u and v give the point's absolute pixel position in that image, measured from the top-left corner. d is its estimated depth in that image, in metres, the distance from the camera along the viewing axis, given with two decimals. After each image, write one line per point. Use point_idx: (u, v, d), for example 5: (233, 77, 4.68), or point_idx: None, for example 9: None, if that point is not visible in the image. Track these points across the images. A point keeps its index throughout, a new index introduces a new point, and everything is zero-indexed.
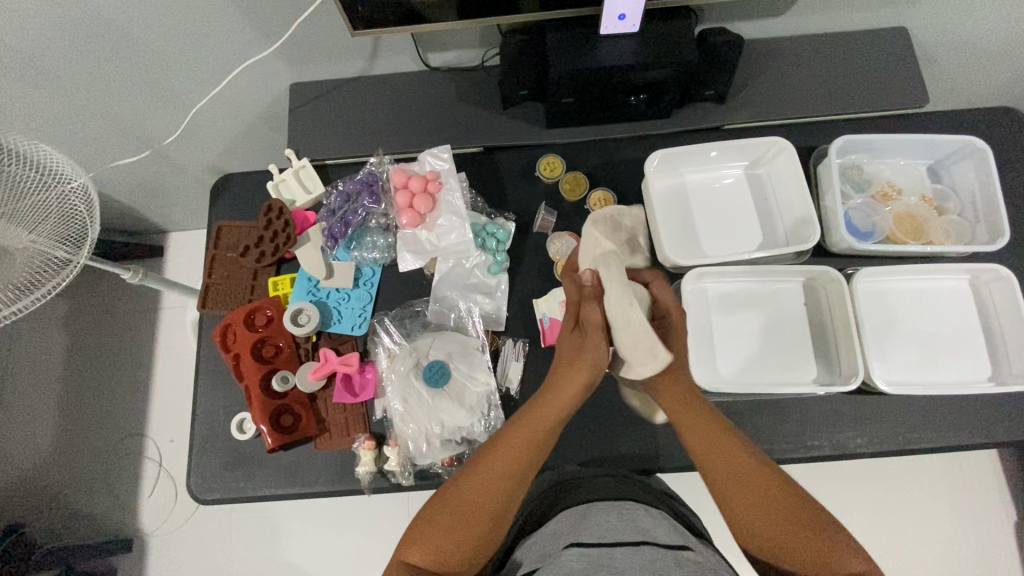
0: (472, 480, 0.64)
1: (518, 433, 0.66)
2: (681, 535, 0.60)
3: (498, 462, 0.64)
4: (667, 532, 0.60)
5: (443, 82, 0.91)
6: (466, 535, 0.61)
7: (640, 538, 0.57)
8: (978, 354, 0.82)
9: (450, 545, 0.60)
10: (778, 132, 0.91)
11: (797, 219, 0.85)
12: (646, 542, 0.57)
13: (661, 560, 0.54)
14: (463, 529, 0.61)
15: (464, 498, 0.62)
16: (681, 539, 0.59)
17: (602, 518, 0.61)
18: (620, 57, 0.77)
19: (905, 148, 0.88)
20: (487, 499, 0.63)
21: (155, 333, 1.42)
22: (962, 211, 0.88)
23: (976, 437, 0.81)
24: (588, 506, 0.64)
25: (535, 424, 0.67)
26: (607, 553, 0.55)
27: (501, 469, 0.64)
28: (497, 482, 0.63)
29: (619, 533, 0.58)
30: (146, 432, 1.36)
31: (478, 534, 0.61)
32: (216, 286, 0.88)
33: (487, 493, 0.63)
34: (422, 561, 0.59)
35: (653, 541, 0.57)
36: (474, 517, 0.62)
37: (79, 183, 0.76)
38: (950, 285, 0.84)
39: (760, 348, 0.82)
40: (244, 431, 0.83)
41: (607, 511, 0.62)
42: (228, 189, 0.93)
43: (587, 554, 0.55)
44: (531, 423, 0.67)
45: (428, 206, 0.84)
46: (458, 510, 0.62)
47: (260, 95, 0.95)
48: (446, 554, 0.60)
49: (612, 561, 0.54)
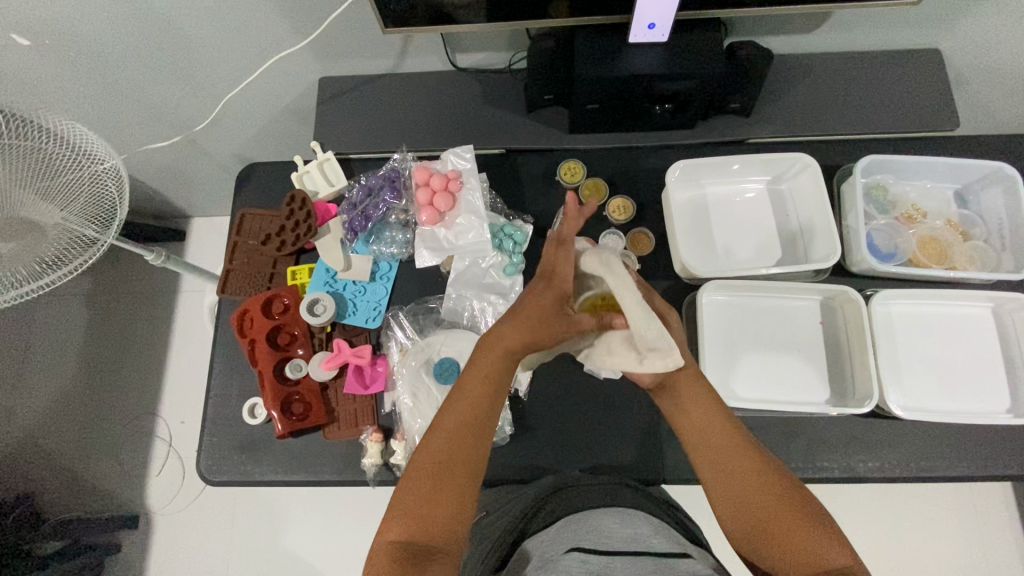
0: (435, 440, 0.59)
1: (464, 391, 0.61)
2: (683, 545, 0.60)
3: (453, 417, 0.60)
4: (668, 541, 0.59)
5: (470, 84, 0.92)
6: (445, 497, 0.57)
7: (640, 547, 0.57)
8: (999, 385, 0.80)
9: (431, 511, 0.56)
10: (804, 148, 0.91)
11: (819, 238, 0.84)
12: (646, 552, 0.56)
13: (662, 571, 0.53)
14: (440, 491, 0.57)
15: (433, 460, 0.58)
16: (682, 548, 0.59)
17: (600, 526, 0.61)
18: (645, 66, 0.77)
19: (932, 172, 0.87)
20: (458, 451, 0.58)
21: (174, 315, 1.45)
22: (987, 238, 0.86)
23: (991, 469, 0.79)
24: (587, 513, 0.63)
25: (482, 374, 0.61)
26: (608, 563, 0.55)
27: (458, 424, 0.59)
28: (458, 434, 0.59)
29: (619, 543, 0.58)
30: (159, 412, 1.39)
31: (458, 488, 0.57)
32: (237, 272, 0.89)
33: (453, 450, 0.58)
34: (408, 536, 0.55)
35: (653, 550, 0.56)
36: (447, 474, 0.58)
37: (111, 164, 0.77)
38: (973, 312, 0.83)
39: (774, 364, 0.81)
40: (255, 416, 0.84)
41: (606, 518, 0.62)
42: (253, 177, 0.95)
43: (587, 561, 0.55)
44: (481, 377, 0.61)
45: (448, 204, 0.85)
46: (429, 472, 0.57)
47: (289, 87, 0.97)
48: (432, 519, 0.56)
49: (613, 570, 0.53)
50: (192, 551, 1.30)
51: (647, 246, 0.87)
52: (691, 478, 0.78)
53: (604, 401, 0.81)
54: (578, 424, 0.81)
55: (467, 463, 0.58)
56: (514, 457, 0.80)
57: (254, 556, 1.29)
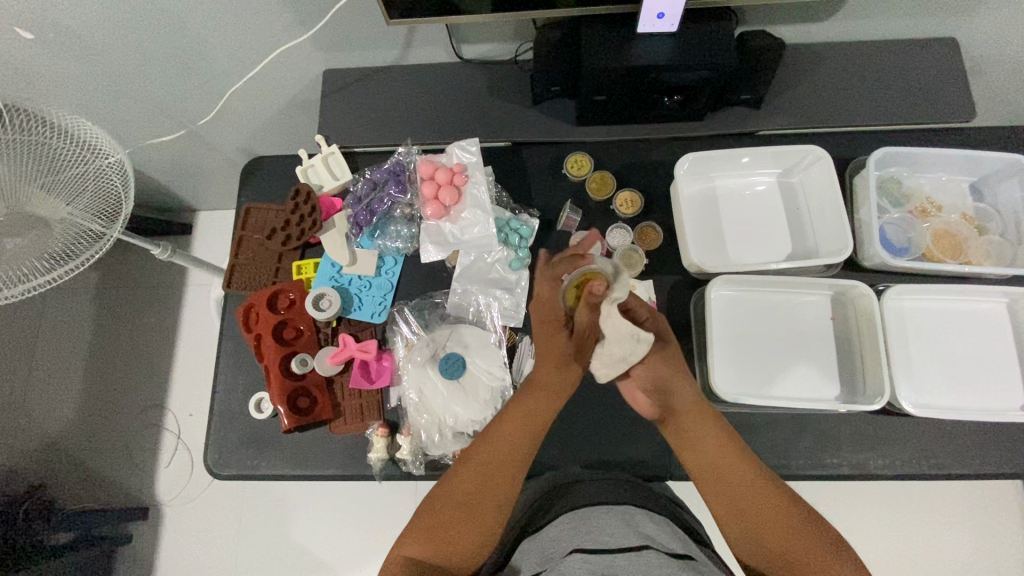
0: (468, 473, 0.64)
1: (503, 427, 0.66)
2: (684, 543, 0.59)
3: (490, 451, 0.65)
4: (669, 539, 0.59)
5: (475, 75, 0.91)
6: (469, 527, 0.61)
7: (642, 543, 0.57)
8: (1012, 382, 0.79)
9: (455, 536, 0.60)
10: (816, 140, 0.89)
11: (830, 232, 0.83)
12: (649, 547, 0.56)
13: (666, 567, 0.53)
14: (465, 522, 0.61)
15: (463, 490, 0.63)
16: (683, 548, 0.58)
17: (602, 522, 0.61)
18: (653, 57, 0.76)
19: (948, 164, 0.85)
20: (488, 484, 0.63)
21: (181, 308, 1.46)
22: (1004, 232, 0.84)
23: (1004, 466, 0.78)
24: (590, 509, 0.63)
25: (529, 417, 0.66)
26: (610, 560, 0.55)
27: (495, 458, 0.64)
28: (492, 470, 0.64)
29: (620, 538, 0.58)
30: (167, 405, 1.40)
31: (483, 522, 0.61)
32: (242, 267, 0.89)
33: (484, 486, 0.63)
34: (425, 557, 0.60)
35: (657, 546, 0.57)
36: (474, 507, 0.62)
37: (117, 157, 0.77)
38: (987, 308, 0.81)
39: (784, 361, 0.80)
40: (261, 410, 0.84)
41: (610, 515, 0.62)
42: (258, 172, 0.95)
43: (589, 561, 0.55)
44: (520, 418, 0.66)
45: (453, 198, 0.85)
46: (458, 504, 0.62)
47: (294, 80, 0.96)
48: (448, 548, 0.60)
49: (613, 567, 0.54)
50: (200, 543, 1.32)
51: (654, 240, 0.86)
52: None
53: (610, 396, 0.81)
54: (584, 420, 0.80)
55: (492, 500, 0.63)
56: None
57: (262, 547, 1.30)
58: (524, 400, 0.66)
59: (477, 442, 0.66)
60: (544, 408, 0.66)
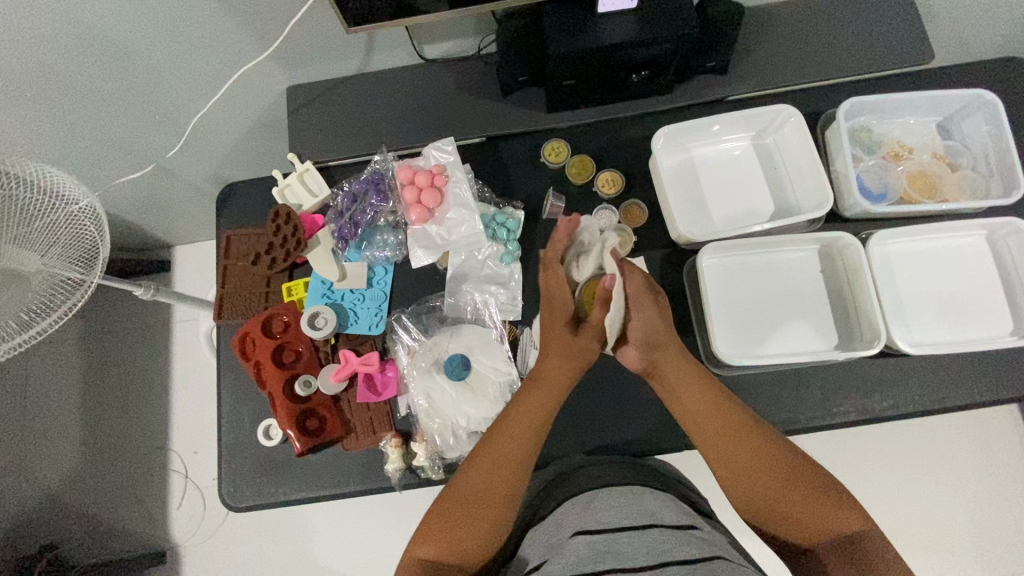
0: (478, 471, 0.63)
1: (511, 424, 0.66)
2: (688, 515, 0.60)
3: (497, 447, 0.65)
4: (674, 513, 0.60)
5: (441, 74, 0.90)
6: (480, 521, 0.60)
7: (647, 521, 0.57)
8: (999, 310, 0.81)
9: (467, 534, 0.60)
10: (784, 99, 0.90)
11: (809, 188, 0.84)
12: (654, 524, 0.57)
13: (669, 541, 0.54)
14: (475, 516, 0.60)
15: (472, 488, 0.62)
16: (687, 519, 0.59)
17: (606, 503, 0.61)
18: (616, 35, 0.76)
19: (915, 107, 0.86)
20: (495, 480, 0.63)
21: (171, 347, 1.43)
22: (975, 167, 0.87)
23: (1003, 392, 0.80)
24: (593, 493, 0.63)
25: (532, 416, 0.67)
26: (615, 538, 0.55)
27: (502, 456, 0.64)
28: (498, 466, 0.64)
29: (625, 518, 0.58)
30: (170, 446, 1.38)
31: (490, 518, 0.61)
32: (230, 295, 0.88)
33: (491, 484, 0.62)
34: (437, 556, 0.59)
35: (661, 523, 0.57)
36: (482, 505, 0.61)
37: (87, 203, 0.76)
38: (968, 242, 0.83)
39: (780, 319, 0.82)
40: (271, 437, 0.83)
41: (612, 496, 0.62)
42: (234, 198, 0.93)
43: (595, 540, 0.55)
44: (529, 413, 0.67)
45: (437, 201, 0.84)
46: (466, 500, 0.62)
47: (258, 100, 0.95)
48: (460, 545, 0.59)
49: (619, 547, 0.54)
50: None
51: (640, 218, 0.87)
52: None
53: (617, 378, 0.81)
54: (595, 403, 0.81)
55: (498, 498, 0.62)
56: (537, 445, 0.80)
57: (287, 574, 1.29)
58: (524, 399, 0.68)
59: (482, 443, 0.66)
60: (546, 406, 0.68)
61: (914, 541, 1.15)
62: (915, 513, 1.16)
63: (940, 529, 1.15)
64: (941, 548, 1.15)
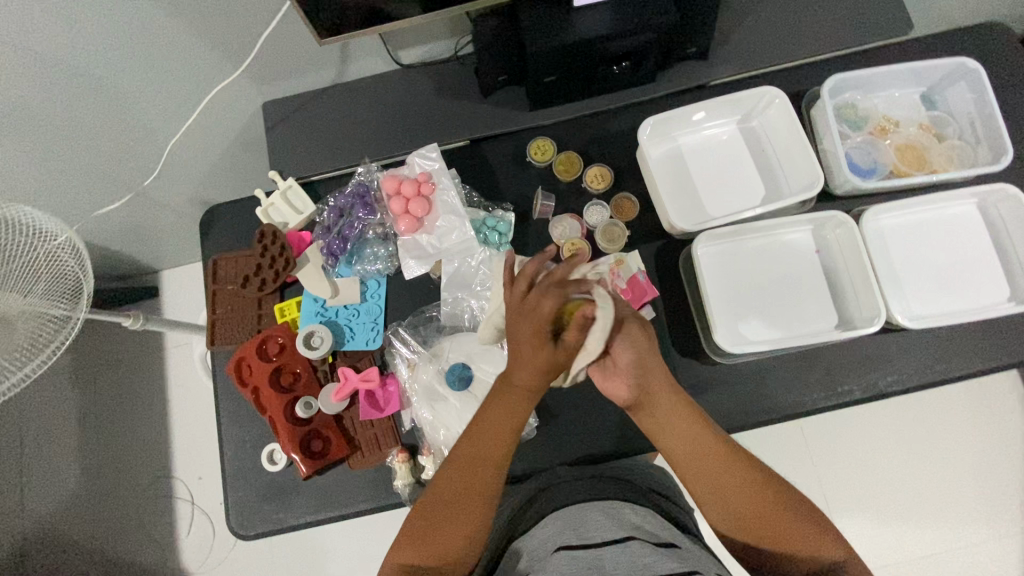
0: (455, 475, 0.60)
1: (485, 426, 0.60)
2: (667, 529, 0.60)
3: (471, 449, 0.60)
4: (654, 526, 0.59)
5: (420, 79, 0.89)
6: (458, 527, 0.59)
7: (630, 534, 0.57)
8: (994, 276, 0.81)
9: (445, 539, 0.59)
10: (767, 80, 0.89)
11: (798, 168, 0.84)
12: (635, 538, 0.56)
13: (652, 554, 0.53)
14: (453, 520, 0.59)
15: (450, 493, 0.59)
16: (665, 533, 0.58)
17: (589, 516, 0.60)
18: (593, 27, 0.75)
19: (897, 80, 0.86)
20: (473, 484, 0.60)
21: (167, 374, 1.41)
22: (961, 135, 0.86)
23: (1004, 357, 0.80)
24: (576, 507, 0.62)
25: (506, 417, 0.59)
26: (597, 553, 0.54)
27: (477, 459, 0.60)
28: (474, 468, 0.60)
29: (608, 532, 0.57)
30: (173, 473, 1.36)
31: (471, 521, 0.59)
32: (223, 320, 0.86)
33: (470, 487, 0.60)
34: (414, 561, 0.59)
35: (642, 537, 0.56)
36: (460, 508, 0.59)
37: (65, 237, 0.74)
38: (959, 211, 0.83)
39: (779, 303, 0.81)
40: (275, 462, 0.82)
41: (593, 509, 0.61)
42: (218, 221, 0.91)
43: (577, 557, 0.55)
44: (498, 413, 0.60)
45: (425, 209, 0.83)
46: (446, 503, 0.60)
47: (235, 119, 0.93)
48: (439, 551, 0.58)
49: (602, 563, 0.53)
50: None
51: (631, 211, 0.86)
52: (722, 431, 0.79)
53: None
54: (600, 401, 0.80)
55: (475, 500, 0.59)
56: (545, 448, 0.80)
57: None
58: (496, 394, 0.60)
59: (458, 445, 0.61)
60: (520, 403, 0.59)
61: (925, 508, 1.16)
62: (923, 479, 1.17)
63: (948, 494, 1.17)
64: (952, 513, 1.16)
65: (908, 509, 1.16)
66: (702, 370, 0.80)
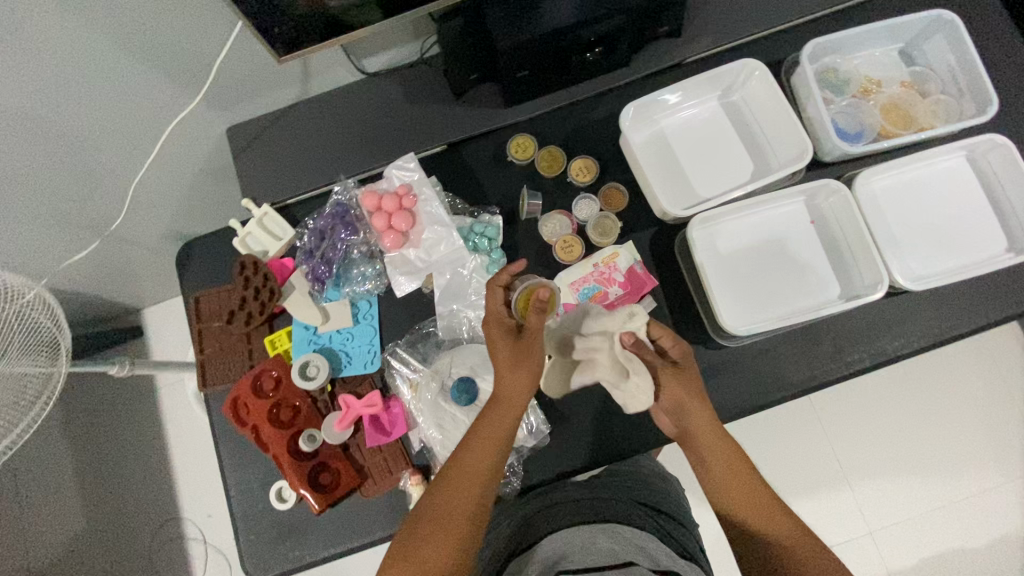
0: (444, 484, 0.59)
1: (476, 434, 0.61)
2: (665, 558, 0.58)
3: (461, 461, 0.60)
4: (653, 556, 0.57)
5: (387, 85, 0.86)
6: (441, 541, 0.56)
7: (629, 559, 0.55)
8: (991, 228, 0.81)
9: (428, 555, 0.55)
10: (744, 51, 0.87)
11: (785, 139, 0.82)
12: (634, 563, 0.54)
13: None
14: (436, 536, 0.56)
15: (438, 506, 0.58)
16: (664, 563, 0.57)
17: (589, 540, 0.58)
18: (563, 17, 0.72)
19: (874, 38, 0.84)
20: (458, 497, 0.58)
21: (162, 415, 1.37)
22: (944, 89, 0.85)
23: (1010, 308, 0.80)
24: (574, 529, 0.61)
25: (492, 431, 0.61)
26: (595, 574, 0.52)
27: (465, 469, 0.59)
28: (460, 479, 0.59)
29: (606, 556, 0.55)
30: (182, 515, 1.33)
31: (454, 537, 0.56)
32: (212, 361, 0.83)
33: (456, 501, 0.58)
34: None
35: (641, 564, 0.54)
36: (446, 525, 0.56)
37: (35, 293, 0.71)
38: (949, 165, 0.82)
39: (780, 279, 0.80)
40: (284, 499, 0.79)
41: (592, 533, 0.59)
42: (195, 257, 0.87)
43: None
44: (487, 425, 0.61)
45: (409, 222, 0.80)
46: (434, 515, 0.57)
47: (200, 147, 0.89)
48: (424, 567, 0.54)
49: None
50: None
51: (621, 200, 0.83)
52: (736, 415, 0.77)
53: None
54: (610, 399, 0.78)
55: (458, 514, 0.57)
56: (560, 453, 0.78)
57: None
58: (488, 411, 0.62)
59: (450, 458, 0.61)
60: (506, 418, 0.62)
61: (937, 460, 1.17)
62: (933, 432, 1.18)
63: (958, 444, 1.17)
64: (964, 462, 1.16)
65: (923, 462, 1.17)
66: (710, 356, 0.79)
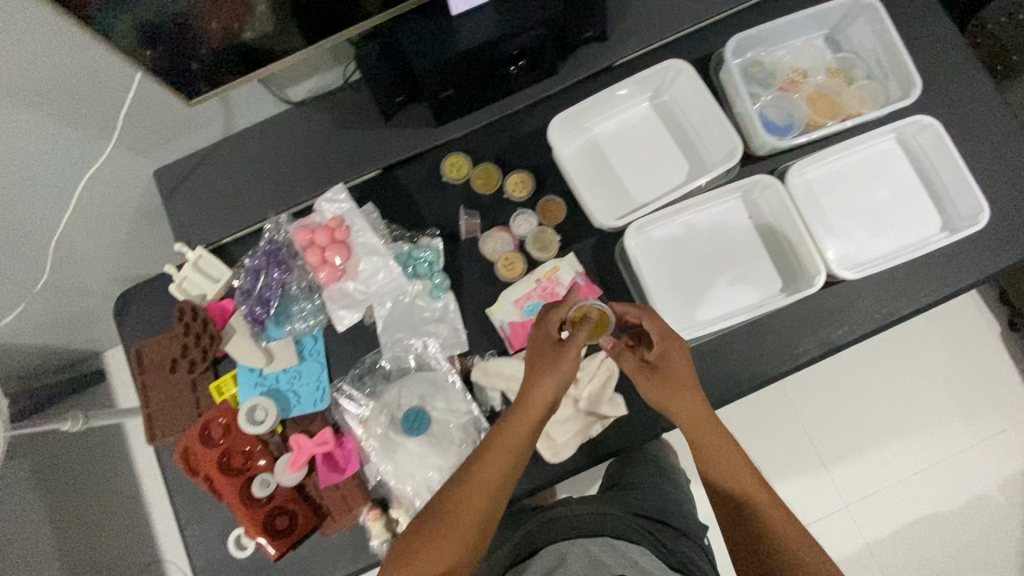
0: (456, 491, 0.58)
1: (496, 445, 0.60)
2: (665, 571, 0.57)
3: (480, 470, 0.59)
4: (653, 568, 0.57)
5: (313, 113, 0.84)
6: (443, 548, 0.55)
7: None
8: (924, 208, 0.81)
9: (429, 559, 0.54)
10: (672, 49, 0.86)
11: (716, 138, 0.82)
12: None
13: None
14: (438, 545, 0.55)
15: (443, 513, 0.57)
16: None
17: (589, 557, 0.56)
18: (479, 34, 0.70)
19: (796, 29, 0.85)
20: (467, 505, 0.57)
21: (133, 459, 1.34)
22: (870, 73, 0.85)
23: (952, 286, 0.79)
24: (572, 545, 0.58)
25: (513, 444, 0.60)
26: None
27: (480, 479, 0.58)
28: (475, 486, 0.58)
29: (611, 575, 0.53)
30: (163, 558, 1.31)
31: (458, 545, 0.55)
32: (157, 413, 0.80)
33: (463, 513, 0.56)
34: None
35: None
36: (450, 529, 0.56)
37: None
38: (880, 149, 0.83)
39: (722, 279, 0.80)
40: (244, 546, 0.79)
41: (592, 550, 0.57)
42: (133, 307, 0.85)
43: None
44: (506, 435, 0.61)
45: (343, 255, 0.78)
46: (441, 522, 0.56)
47: (129, 192, 0.87)
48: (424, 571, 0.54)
49: None
50: None
51: (559, 213, 0.83)
52: None
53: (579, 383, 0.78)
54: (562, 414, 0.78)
55: (464, 524, 0.56)
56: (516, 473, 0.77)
57: None
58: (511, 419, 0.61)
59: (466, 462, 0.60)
60: (525, 431, 0.61)
61: (904, 432, 1.19)
62: (898, 404, 1.20)
63: (923, 414, 1.19)
64: (930, 431, 1.18)
65: (890, 435, 1.19)
66: None
